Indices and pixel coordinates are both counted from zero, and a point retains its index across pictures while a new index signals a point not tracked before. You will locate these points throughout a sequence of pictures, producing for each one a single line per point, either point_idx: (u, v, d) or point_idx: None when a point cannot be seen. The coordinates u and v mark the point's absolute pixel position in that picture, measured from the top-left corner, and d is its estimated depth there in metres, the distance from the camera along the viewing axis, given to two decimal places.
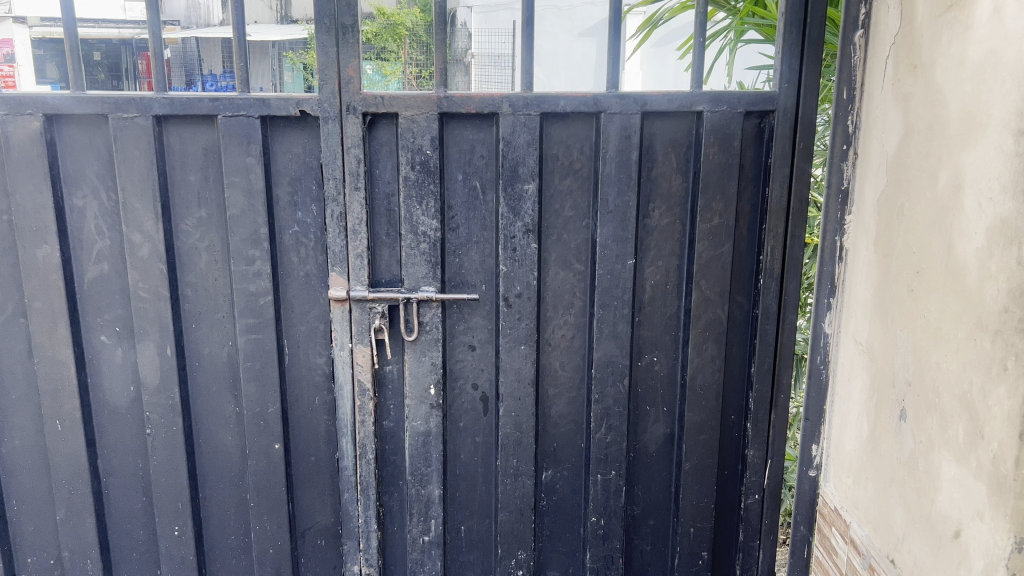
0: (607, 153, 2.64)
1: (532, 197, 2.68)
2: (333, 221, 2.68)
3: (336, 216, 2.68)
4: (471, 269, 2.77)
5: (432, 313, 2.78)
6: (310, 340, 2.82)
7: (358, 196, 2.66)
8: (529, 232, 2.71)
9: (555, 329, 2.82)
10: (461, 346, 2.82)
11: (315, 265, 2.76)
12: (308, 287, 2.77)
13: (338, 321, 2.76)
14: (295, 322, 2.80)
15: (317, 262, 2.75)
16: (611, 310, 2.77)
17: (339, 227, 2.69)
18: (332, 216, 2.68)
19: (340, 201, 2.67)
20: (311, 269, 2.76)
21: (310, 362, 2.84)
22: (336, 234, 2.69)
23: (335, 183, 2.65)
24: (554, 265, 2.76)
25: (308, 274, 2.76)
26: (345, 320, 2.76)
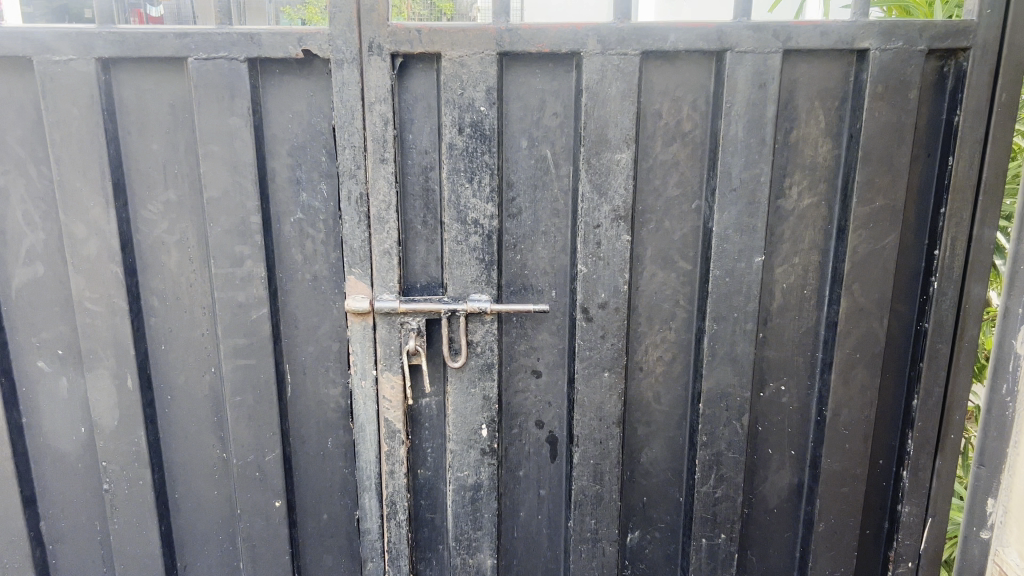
0: (734, 109, 1.89)
1: (624, 171, 1.94)
2: (350, 206, 1.94)
3: (354, 199, 1.94)
4: (537, 269, 2.04)
5: (485, 329, 2.03)
6: (320, 364, 2.11)
7: (384, 171, 1.92)
8: (620, 220, 1.97)
9: (649, 349, 2.10)
10: (523, 371, 2.11)
11: (326, 265, 2.03)
12: (317, 294, 2.06)
13: (359, 342, 2.03)
14: (300, 340, 2.09)
15: (327, 261, 2.03)
16: (730, 324, 2.04)
17: (358, 214, 1.95)
18: (349, 198, 1.93)
19: (358, 179, 1.92)
20: (321, 271, 2.04)
21: (320, 393, 2.13)
22: (353, 223, 1.95)
23: (351, 153, 1.91)
24: (651, 262, 2.04)
25: (316, 278, 2.04)
26: (368, 340, 2.03)
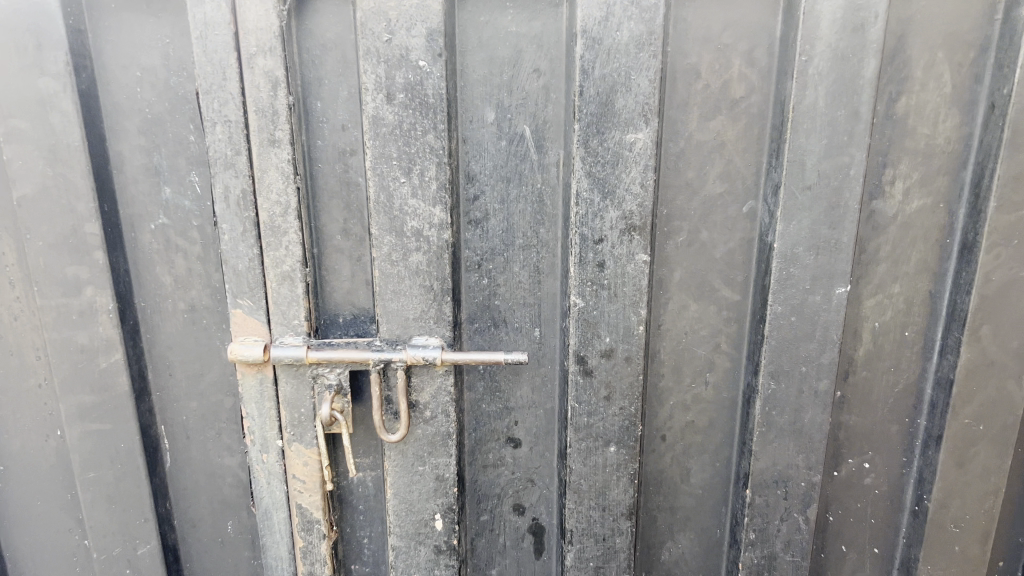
0: (813, 64, 1.22)
1: (641, 159, 1.27)
2: (227, 211, 1.30)
3: (234, 200, 1.29)
4: (513, 299, 1.40)
5: (436, 386, 1.40)
6: (210, 424, 1.50)
7: (276, 158, 1.27)
8: (633, 232, 1.31)
9: (674, 411, 1.46)
10: (495, 438, 1.49)
11: (207, 292, 1.41)
12: (198, 331, 1.44)
13: (255, 402, 1.41)
14: (179, 393, 1.48)
15: (208, 284, 1.41)
16: (794, 382, 1.39)
17: (241, 223, 1.30)
18: (226, 197, 1.29)
19: (239, 170, 1.28)
20: (200, 299, 1.41)
21: (213, 463, 1.53)
22: (234, 235, 1.31)
23: (225, 131, 1.26)
24: (680, 291, 1.39)
25: (194, 308, 1.42)
26: (268, 399, 1.41)
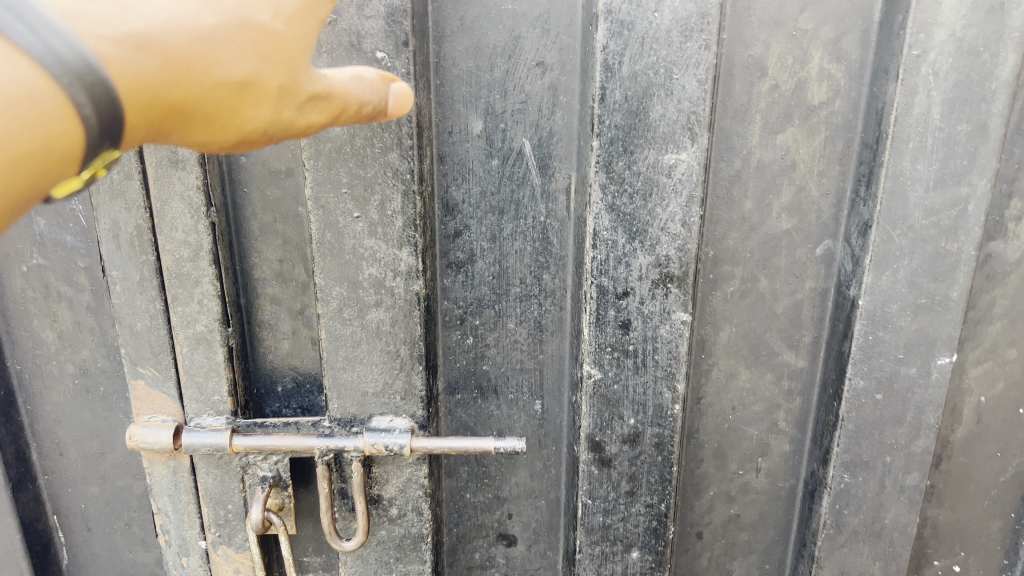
0: (929, 60, 0.87)
1: (683, 188, 0.93)
2: (118, 254, 0.96)
3: (126, 239, 0.95)
4: (506, 364, 1.06)
5: (405, 476, 1.07)
6: (115, 516, 1.17)
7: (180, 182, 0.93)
8: (669, 285, 0.97)
9: (715, 504, 1.13)
10: (482, 535, 1.15)
11: (104, 351, 1.07)
12: (93, 401, 1.10)
13: (168, 496, 1.08)
14: (74, 477, 1.14)
15: (103, 343, 1.07)
16: (874, 475, 1.06)
17: (138, 273, 0.96)
18: (115, 236, 0.95)
19: (130, 202, 0.94)
20: (94, 361, 1.08)
21: (122, 562, 1.20)
22: (129, 286, 0.97)
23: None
24: (727, 356, 1.05)
25: (85, 372, 1.08)
26: (185, 492, 1.07)
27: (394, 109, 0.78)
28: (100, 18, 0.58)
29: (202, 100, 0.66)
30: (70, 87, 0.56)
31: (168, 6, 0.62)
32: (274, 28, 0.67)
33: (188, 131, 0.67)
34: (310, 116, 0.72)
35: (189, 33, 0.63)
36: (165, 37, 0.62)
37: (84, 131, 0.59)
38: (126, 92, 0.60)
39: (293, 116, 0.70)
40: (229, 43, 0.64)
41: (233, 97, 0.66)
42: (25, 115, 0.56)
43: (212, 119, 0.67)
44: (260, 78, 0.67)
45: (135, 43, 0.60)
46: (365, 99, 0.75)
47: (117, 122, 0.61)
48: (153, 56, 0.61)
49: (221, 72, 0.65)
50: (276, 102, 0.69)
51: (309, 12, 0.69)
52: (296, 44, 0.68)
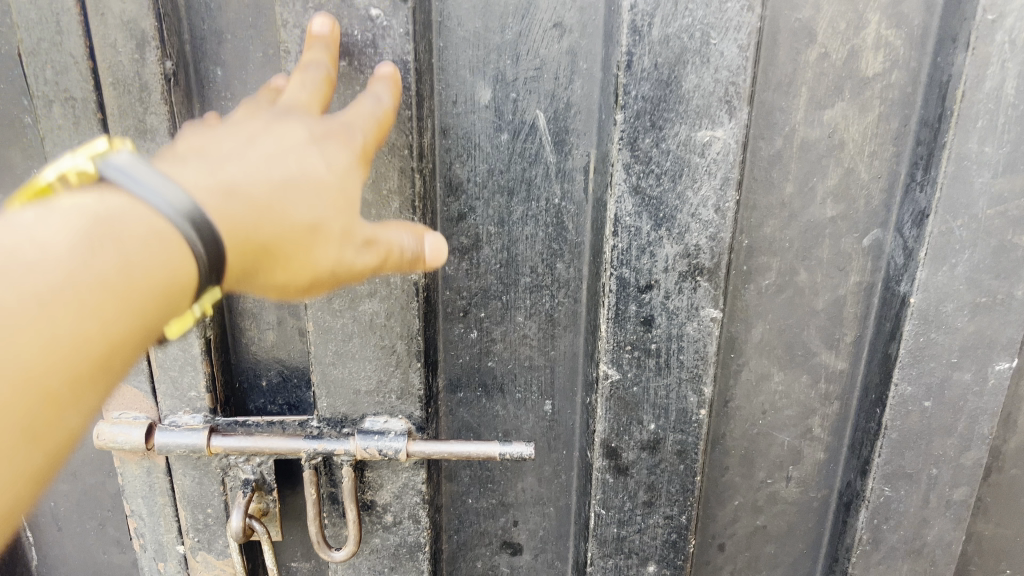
0: (1004, 26, 0.76)
1: (718, 170, 0.82)
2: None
3: None
4: (514, 360, 0.96)
5: (401, 482, 0.97)
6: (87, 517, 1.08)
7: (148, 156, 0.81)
8: (698, 278, 0.86)
9: (739, 514, 1.04)
10: (485, 543, 1.06)
11: None
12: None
13: (143, 496, 0.99)
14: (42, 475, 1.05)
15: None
16: (918, 488, 0.96)
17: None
18: None
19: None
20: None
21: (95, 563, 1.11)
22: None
23: (65, 114, 0.80)
24: (758, 355, 0.95)
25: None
26: (162, 493, 0.98)
27: (430, 260, 0.65)
28: (190, 175, 0.55)
29: (280, 245, 0.58)
30: (189, 223, 0.52)
31: (249, 165, 0.57)
32: (339, 183, 0.60)
33: (269, 279, 0.59)
34: (362, 259, 0.62)
35: (269, 180, 0.57)
36: (248, 185, 0.57)
37: (201, 278, 0.53)
38: (222, 224, 0.54)
39: (355, 262, 0.61)
40: (297, 172, 0.58)
41: (312, 241, 0.59)
42: (150, 250, 0.50)
43: (279, 254, 0.58)
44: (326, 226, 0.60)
45: (223, 190, 0.55)
46: (403, 243, 0.64)
47: (219, 257, 0.54)
48: (242, 203, 0.56)
49: (293, 214, 0.58)
50: (345, 243, 0.60)
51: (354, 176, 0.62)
52: (345, 205, 0.60)
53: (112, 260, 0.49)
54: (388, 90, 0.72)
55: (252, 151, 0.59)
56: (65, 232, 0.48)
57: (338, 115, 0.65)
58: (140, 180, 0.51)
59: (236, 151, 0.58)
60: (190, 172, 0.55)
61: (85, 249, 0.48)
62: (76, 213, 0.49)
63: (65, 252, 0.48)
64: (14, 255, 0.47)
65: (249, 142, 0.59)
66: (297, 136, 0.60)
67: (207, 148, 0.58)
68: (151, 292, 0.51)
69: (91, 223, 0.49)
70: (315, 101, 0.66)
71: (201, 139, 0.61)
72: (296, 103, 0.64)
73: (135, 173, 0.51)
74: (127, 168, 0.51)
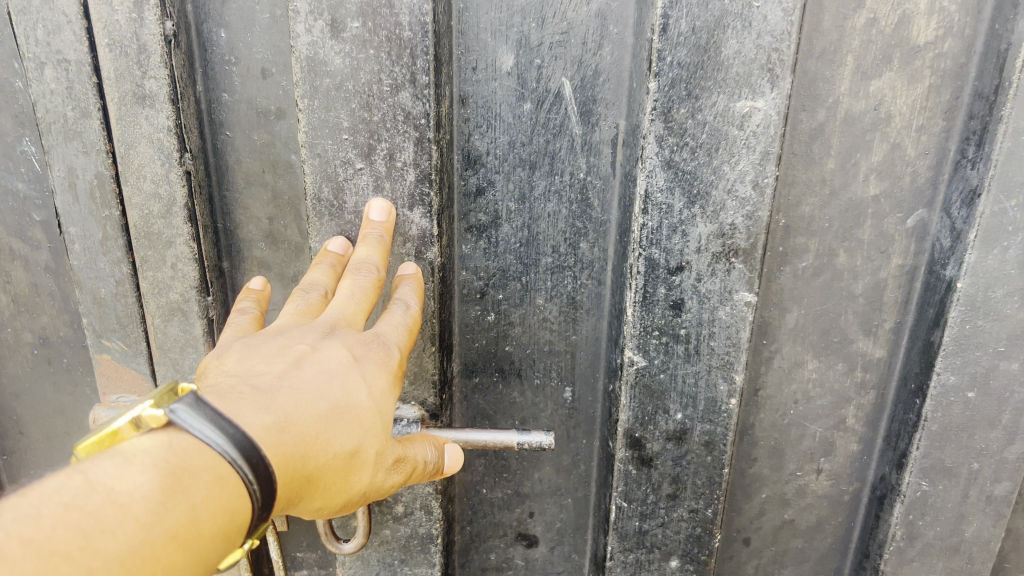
0: None
1: (757, 143, 0.76)
2: (76, 208, 0.81)
3: (83, 189, 0.80)
4: (533, 344, 0.91)
5: None
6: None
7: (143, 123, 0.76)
8: (732, 259, 0.81)
9: (766, 507, 0.99)
10: (499, 534, 1.02)
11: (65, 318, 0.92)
12: (56, 373, 0.96)
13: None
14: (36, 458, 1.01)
15: (65, 310, 0.92)
16: (957, 483, 0.91)
17: (100, 233, 0.82)
18: (71, 184, 0.80)
19: (87, 146, 0.78)
20: (55, 330, 0.93)
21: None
22: (89, 246, 0.83)
23: (59, 77, 0.76)
24: (792, 342, 0.90)
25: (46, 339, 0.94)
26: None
27: (447, 467, 0.75)
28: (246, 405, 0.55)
29: (323, 474, 0.60)
30: (253, 471, 0.51)
31: (297, 393, 0.59)
32: (374, 408, 0.64)
33: (309, 507, 0.61)
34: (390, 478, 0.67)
35: (317, 415, 0.60)
36: (298, 418, 0.58)
37: (255, 516, 0.52)
38: (278, 464, 0.54)
39: (382, 480, 0.66)
40: (343, 419, 0.62)
41: (349, 467, 0.62)
42: (214, 502, 0.49)
43: (327, 489, 0.61)
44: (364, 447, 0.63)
45: (280, 425, 0.56)
46: (427, 456, 0.72)
47: (273, 488, 0.54)
48: (294, 435, 0.57)
49: (337, 442, 0.61)
50: (377, 464, 0.65)
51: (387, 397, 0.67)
52: (381, 424, 0.65)
53: (183, 507, 0.47)
54: (414, 291, 0.76)
55: (298, 380, 0.61)
56: (143, 481, 0.46)
57: (377, 330, 0.70)
58: (204, 423, 0.50)
59: (286, 373, 0.61)
60: (242, 396, 0.56)
61: (162, 502, 0.46)
62: (149, 462, 0.47)
63: (141, 500, 0.45)
64: (97, 518, 0.43)
65: (295, 371, 0.61)
66: (341, 359, 0.65)
67: (253, 376, 0.60)
68: (216, 533, 0.49)
69: (167, 477, 0.47)
70: (360, 311, 0.71)
71: (240, 365, 0.63)
72: (341, 319, 0.69)
73: (201, 417, 0.50)
74: (195, 414, 0.50)
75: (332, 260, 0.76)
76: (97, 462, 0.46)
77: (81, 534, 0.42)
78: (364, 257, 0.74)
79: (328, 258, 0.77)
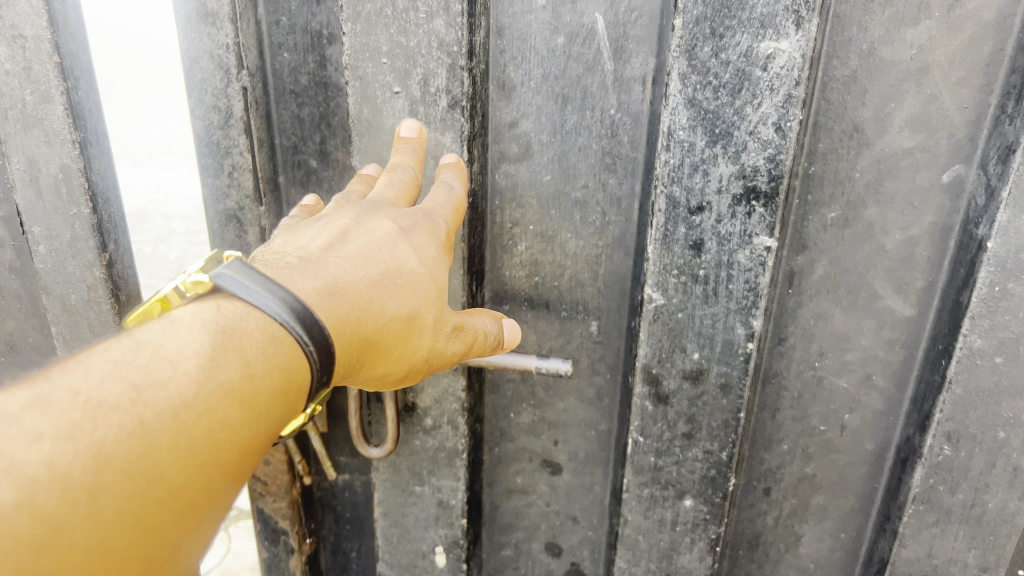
0: None
1: (781, 85, 0.77)
2: (42, 203, 1.03)
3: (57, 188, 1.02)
4: (561, 276, 0.94)
5: (442, 389, 0.98)
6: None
7: (82, 103, 0.98)
8: (753, 202, 0.82)
9: (789, 459, 1.00)
10: (524, 460, 1.06)
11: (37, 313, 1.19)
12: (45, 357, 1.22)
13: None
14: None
15: (32, 314, 1.19)
16: (980, 449, 0.89)
17: (70, 227, 1.04)
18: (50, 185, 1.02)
19: (50, 135, 0.98)
20: (25, 334, 1.21)
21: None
22: (57, 247, 1.05)
23: (15, 57, 0.96)
24: (819, 294, 0.90)
25: (15, 342, 1.22)
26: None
27: (508, 341, 0.82)
28: (295, 275, 0.64)
29: (382, 336, 0.69)
30: (310, 328, 0.60)
31: (347, 263, 0.68)
32: (424, 272, 0.72)
33: (372, 369, 0.70)
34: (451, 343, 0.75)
35: (368, 282, 0.68)
36: (351, 285, 0.66)
37: (314, 370, 0.61)
38: (336, 325, 0.63)
39: (444, 347, 0.75)
40: (392, 289, 0.69)
41: (406, 330, 0.71)
42: (269, 356, 0.57)
43: (389, 351, 0.70)
44: (418, 313, 0.71)
45: (333, 292, 0.64)
46: (487, 330, 0.80)
47: (332, 348, 0.62)
48: (350, 299, 0.65)
49: (391, 308, 0.69)
50: (435, 329, 0.73)
51: (438, 266, 0.74)
52: (435, 287, 0.73)
53: (237, 364, 0.55)
54: (456, 177, 0.80)
55: (349, 254, 0.69)
56: (193, 342, 0.54)
57: (423, 206, 0.76)
58: (255, 288, 0.59)
59: (336, 250, 0.68)
60: (295, 266, 0.65)
61: (212, 361, 0.54)
62: (202, 326, 0.56)
63: (192, 359, 0.53)
64: (149, 375, 0.51)
65: (343, 245, 0.70)
66: (386, 232, 0.72)
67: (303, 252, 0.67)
68: (274, 387, 0.57)
69: (219, 334, 0.56)
70: (405, 195, 0.77)
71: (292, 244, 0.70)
72: (386, 200, 0.75)
73: (246, 276, 0.59)
74: (241, 279, 0.58)
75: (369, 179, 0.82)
76: (151, 330, 0.55)
77: (133, 390, 0.50)
78: (404, 155, 0.80)
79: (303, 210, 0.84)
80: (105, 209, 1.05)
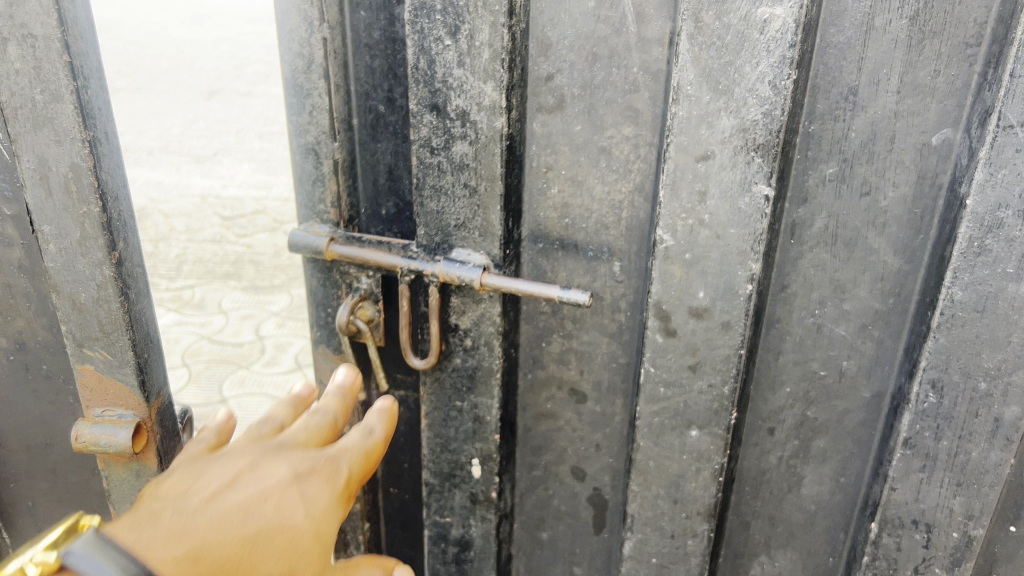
0: None
1: (776, 47, 0.86)
2: (50, 202, 1.08)
3: (71, 188, 1.07)
4: (588, 217, 1.06)
5: (480, 313, 1.11)
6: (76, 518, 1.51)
7: (91, 101, 1.04)
8: (752, 153, 0.91)
9: (791, 401, 1.08)
10: (553, 387, 1.18)
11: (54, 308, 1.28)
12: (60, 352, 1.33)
13: (130, 501, 1.28)
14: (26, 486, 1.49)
15: (42, 311, 1.30)
16: (964, 398, 0.96)
17: (81, 226, 1.09)
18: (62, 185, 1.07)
19: (60, 133, 1.04)
20: (33, 333, 1.32)
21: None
22: (70, 245, 1.11)
23: (26, 56, 1.00)
24: (818, 245, 0.98)
25: (25, 340, 1.33)
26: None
27: None
28: (163, 540, 0.69)
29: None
30: None
31: (219, 514, 0.73)
32: (307, 527, 0.76)
33: None
34: None
35: (234, 542, 0.72)
36: (214, 544, 0.71)
37: None
38: None
39: None
40: (253, 561, 0.72)
41: None
42: None
43: None
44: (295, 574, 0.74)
45: (190, 557, 0.69)
46: None
47: None
48: (210, 564, 0.70)
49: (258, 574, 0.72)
50: None
51: (330, 517, 0.79)
52: (313, 545, 0.76)
53: None
54: (381, 416, 0.92)
55: (231, 501, 0.74)
56: None
57: (330, 450, 0.85)
58: (102, 563, 0.64)
59: (217, 496, 0.74)
60: (167, 526, 0.70)
61: None
62: None
63: None
64: None
65: (225, 491, 0.75)
66: (281, 475, 0.79)
67: (184, 500, 0.74)
68: None
69: None
70: (311, 440, 0.86)
71: (184, 479, 0.77)
72: (289, 442, 0.84)
73: (98, 556, 0.65)
74: (90, 556, 0.64)
75: (292, 399, 0.93)
76: None
77: None
78: (330, 400, 0.92)
79: (341, 328, 1.11)
80: (114, 207, 1.11)
